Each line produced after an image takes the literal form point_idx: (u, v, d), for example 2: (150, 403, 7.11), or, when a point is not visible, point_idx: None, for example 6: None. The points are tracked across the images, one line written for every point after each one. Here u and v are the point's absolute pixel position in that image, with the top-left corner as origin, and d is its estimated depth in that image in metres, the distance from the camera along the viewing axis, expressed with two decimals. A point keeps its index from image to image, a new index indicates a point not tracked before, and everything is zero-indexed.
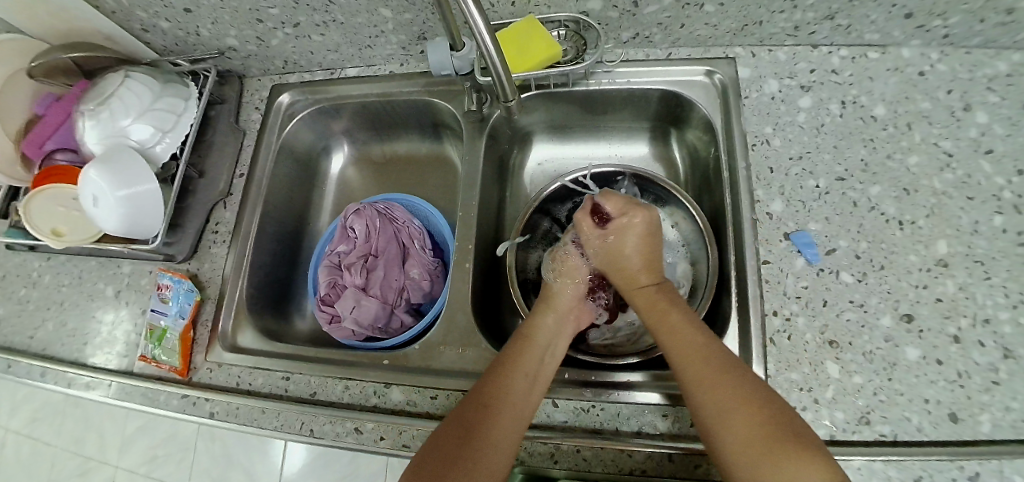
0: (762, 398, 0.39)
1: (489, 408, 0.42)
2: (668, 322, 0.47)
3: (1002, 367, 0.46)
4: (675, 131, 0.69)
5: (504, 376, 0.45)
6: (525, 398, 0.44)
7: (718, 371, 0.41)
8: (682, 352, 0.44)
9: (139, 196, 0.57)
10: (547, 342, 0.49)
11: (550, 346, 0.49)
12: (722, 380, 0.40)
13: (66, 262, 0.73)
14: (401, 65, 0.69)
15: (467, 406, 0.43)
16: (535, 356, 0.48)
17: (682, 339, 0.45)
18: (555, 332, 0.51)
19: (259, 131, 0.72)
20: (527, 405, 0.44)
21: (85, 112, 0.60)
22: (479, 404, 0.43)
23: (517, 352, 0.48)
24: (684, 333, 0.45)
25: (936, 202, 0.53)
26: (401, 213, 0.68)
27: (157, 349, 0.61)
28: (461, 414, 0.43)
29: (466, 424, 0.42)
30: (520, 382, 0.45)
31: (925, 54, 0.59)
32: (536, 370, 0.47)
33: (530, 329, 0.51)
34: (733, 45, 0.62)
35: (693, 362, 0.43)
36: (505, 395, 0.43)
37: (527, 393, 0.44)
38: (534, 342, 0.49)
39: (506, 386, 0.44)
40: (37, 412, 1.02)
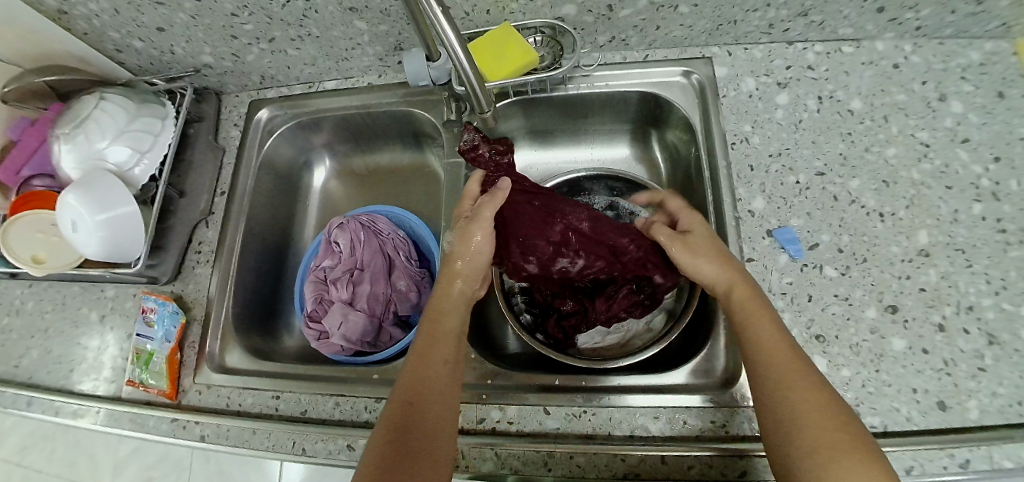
0: (832, 408, 0.37)
1: (413, 412, 0.41)
2: (754, 318, 0.43)
3: (987, 353, 0.46)
4: (657, 131, 0.69)
5: (417, 374, 0.44)
6: (446, 385, 0.44)
7: (796, 374, 0.39)
8: (767, 353, 0.41)
9: (118, 218, 0.56)
10: (456, 324, 0.48)
11: (459, 328, 0.48)
12: (801, 377, 0.39)
13: (49, 288, 0.71)
14: (380, 76, 0.69)
15: (393, 413, 0.41)
16: (447, 341, 0.47)
17: (766, 340, 0.41)
18: (459, 302, 0.50)
19: (239, 148, 0.71)
20: (450, 390, 0.44)
21: (60, 136, 0.59)
22: (403, 409, 0.41)
23: (429, 342, 0.46)
24: (768, 333, 0.42)
25: (916, 192, 0.53)
26: (385, 225, 0.67)
27: (144, 373, 0.60)
28: (388, 423, 0.41)
29: (398, 432, 0.40)
30: (436, 370, 0.44)
31: (899, 46, 0.60)
32: (452, 356, 0.46)
33: (434, 314, 0.49)
34: (709, 45, 0.63)
35: (767, 355, 0.41)
36: (426, 390, 0.43)
37: (445, 381, 0.44)
38: (441, 326, 0.47)
39: (424, 381, 0.43)
40: (27, 440, 1.00)
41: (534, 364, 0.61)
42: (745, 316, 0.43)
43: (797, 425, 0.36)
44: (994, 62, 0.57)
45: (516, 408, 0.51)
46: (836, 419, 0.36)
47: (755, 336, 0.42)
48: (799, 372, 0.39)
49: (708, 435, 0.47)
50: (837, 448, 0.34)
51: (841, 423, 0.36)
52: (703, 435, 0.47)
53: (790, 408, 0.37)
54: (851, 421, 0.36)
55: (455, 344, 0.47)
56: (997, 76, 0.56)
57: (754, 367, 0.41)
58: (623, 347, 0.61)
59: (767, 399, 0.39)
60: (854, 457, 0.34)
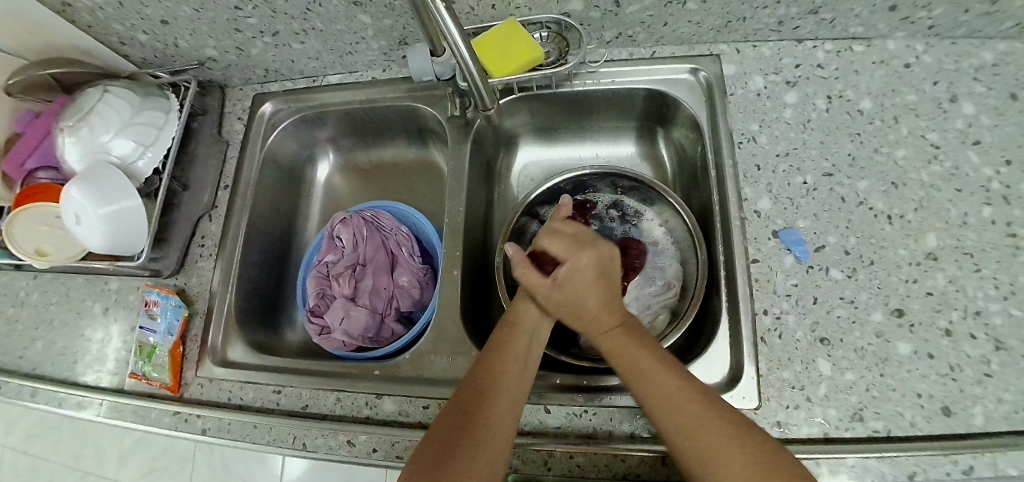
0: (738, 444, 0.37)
1: (481, 403, 0.42)
2: (638, 371, 0.43)
3: (993, 359, 0.46)
4: (663, 129, 0.68)
5: (491, 367, 0.44)
6: (516, 385, 0.43)
7: (695, 419, 0.39)
8: (663, 403, 0.41)
9: (122, 212, 0.56)
10: (534, 329, 0.48)
11: (537, 334, 0.48)
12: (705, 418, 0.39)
13: (54, 280, 0.72)
14: (384, 71, 0.68)
15: (460, 400, 0.43)
16: (523, 342, 0.47)
17: (656, 390, 0.41)
18: (540, 315, 0.49)
19: (242, 142, 0.71)
20: (518, 391, 0.43)
21: (64, 128, 0.59)
22: (469, 399, 0.42)
23: (507, 340, 0.46)
24: (660, 379, 0.42)
25: (925, 195, 0.52)
26: (388, 220, 0.67)
27: (147, 366, 0.60)
28: (454, 409, 0.42)
29: (459, 421, 0.41)
30: (508, 368, 0.44)
31: (910, 46, 0.59)
32: (523, 358, 0.45)
33: (514, 315, 0.49)
34: (718, 42, 0.62)
35: (667, 410, 0.40)
36: (495, 385, 0.43)
37: (516, 380, 0.44)
38: (520, 327, 0.48)
39: (495, 376, 0.43)
40: (34, 429, 1.01)
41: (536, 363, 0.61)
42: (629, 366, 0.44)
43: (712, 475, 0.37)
44: (1008, 62, 0.56)
45: None
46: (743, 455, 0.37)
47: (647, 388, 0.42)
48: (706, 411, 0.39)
49: None
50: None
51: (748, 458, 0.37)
52: None
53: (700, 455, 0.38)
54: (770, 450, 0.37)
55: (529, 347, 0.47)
56: (1011, 77, 0.55)
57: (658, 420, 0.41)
58: None
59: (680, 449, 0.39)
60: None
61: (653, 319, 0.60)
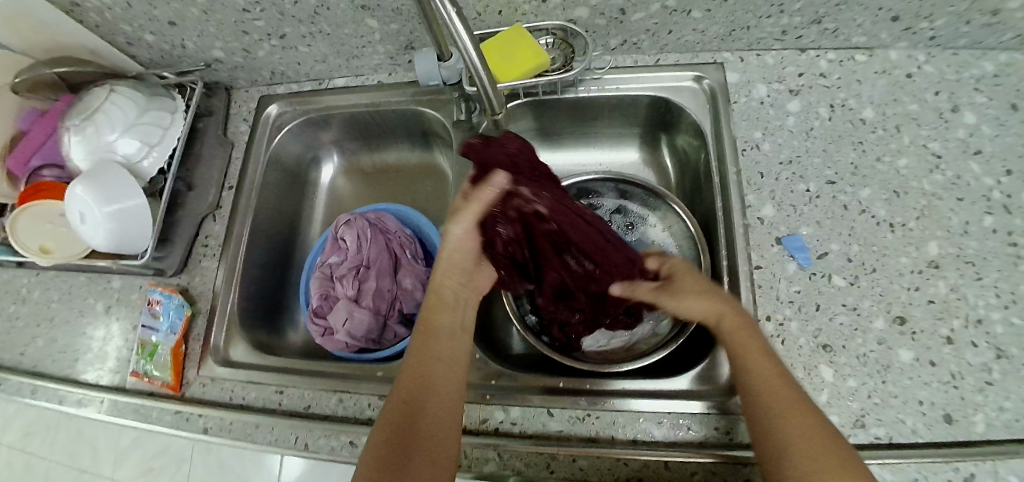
0: (818, 425, 0.38)
1: (415, 407, 0.43)
2: (742, 342, 0.43)
3: (994, 367, 0.46)
4: (667, 135, 0.69)
5: (417, 365, 0.46)
6: (446, 381, 0.45)
7: (784, 394, 0.40)
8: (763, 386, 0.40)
9: (127, 211, 0.57)
10: (447, 326, 0.49)
11: (451, 330, 0.49)
12: (791, 401, 0.39)
13: (56, 278, 0.72)
14: (390, 74, 0.69)
15: (394, 413, 0.42)
16: (444, 340, 0.48)
17: (754, 369, 0.42)
18: (456, 303, 0.51)
19: (247, 144, 0.71)
20: (450, 389, 0.45)
21: (71, 128, 0.59)
22: (404, 409, 0.42)
23: (426, 343, 0.47)
24: (757, 357, 0.42)
25: (926, 203, 0.53)
26: (392, 223, 0.67)
27: (148, 364, 0.61)
28: (390, 421, 0.42)
29: (401, 426, 0.41)
30: (437, 370, 0.45)
31: (912, 56, 0.59)
32: (449, 359, 0.47)
33: (428, 315, 0.50)
34: (722, 50, 0.62)
35: (764, 383, 0.40)
36: (431, 385, 0.44)
37: (445, 379, 0.45)
38: (436, 327, 0.48)
39: (426, 380, 0.44)
40: (31, 427, 1.01)
41: (538, 367, 0.61)
42: (739, 341, 0.43)
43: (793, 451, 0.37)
44: (1009, 74, 0.57)
45: (519, 410, 0.51)
46: (819, 432, 0.37)
47: (749, 362, 0.42)
48: (792, 395, 0.39)
49: (711, 442, 0.46)
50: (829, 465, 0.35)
51: (823, 436, 0.37)
52: (707, 441, 0.47)
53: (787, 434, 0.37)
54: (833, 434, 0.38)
55: (452, 342, 0.48)
56: (1011, 88, 0.56)
57: (751, 392, 0.41)
58: (628, 351, 0.60)
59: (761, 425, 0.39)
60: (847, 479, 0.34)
61: (656, 325, 0.61)
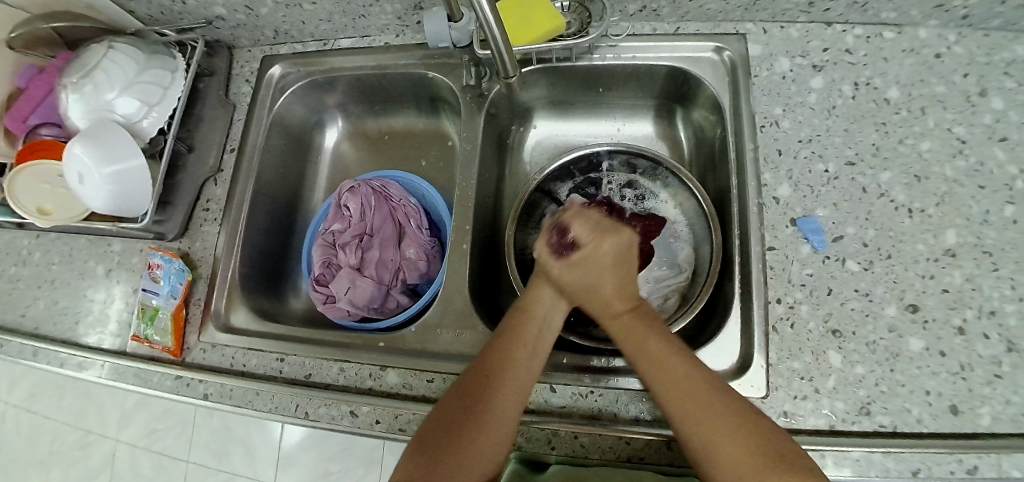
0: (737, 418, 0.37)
1: (486, 391, 0.40)
2: (641, 344, 0.42)
3: (1005, 360, 0.45)
4: (682, 109, 0.66)
5: (504, 346, 0.43)
6: (524, 375, 0.42)
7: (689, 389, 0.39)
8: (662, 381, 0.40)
9: (126, 173, 0.55)
10: (547, 316, 0.46)
11: (549, 320, 0.46)
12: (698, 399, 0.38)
13: (56, 240, 0.71)
14: (397, 36, 0.66)
15: (462, 389, 0.41)
16: (536, 330, 0.45)
17: (648, 358, 0.41)
18: (556, 302, 0.47)
19: (250, 105, 0.69)
20: (525, 384, 0.42)
21: (68, 85, 0.57)
22: (474, 387, 0.41)
23: (519, 327, 0.44)
24: (665, 355, 0.41)
25: (947, 189, 0.51)
26: (397, 191, 0.66)
27: (149, 329, 0.59)
28: (459, 394, 0.41)
29: (466, 404, 0.40)
30: (519, 357, 0.43)
31: (942, 35, 0.57)
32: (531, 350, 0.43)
33: (528, 300, 0.47)
34: (744, 21, 0.60)
35: (672, 382, 0.39)
36: (506, 375, 0.41)
37: (524, 373, 0.42)
38: (532, 313, 0.45)
39: (503, 366, 0.42)
40: (37, 387, 1.03)
41: None
42: (629, 334, 0.43)
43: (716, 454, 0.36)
44: None
45: None
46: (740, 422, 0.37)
47: (651, 358, 0.41)
48: (702, 392, 0.38)
49: None
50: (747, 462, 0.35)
51: (745, 424, 0.36)
52: None
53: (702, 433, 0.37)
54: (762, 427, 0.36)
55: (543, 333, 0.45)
56: None
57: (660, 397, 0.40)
58: None
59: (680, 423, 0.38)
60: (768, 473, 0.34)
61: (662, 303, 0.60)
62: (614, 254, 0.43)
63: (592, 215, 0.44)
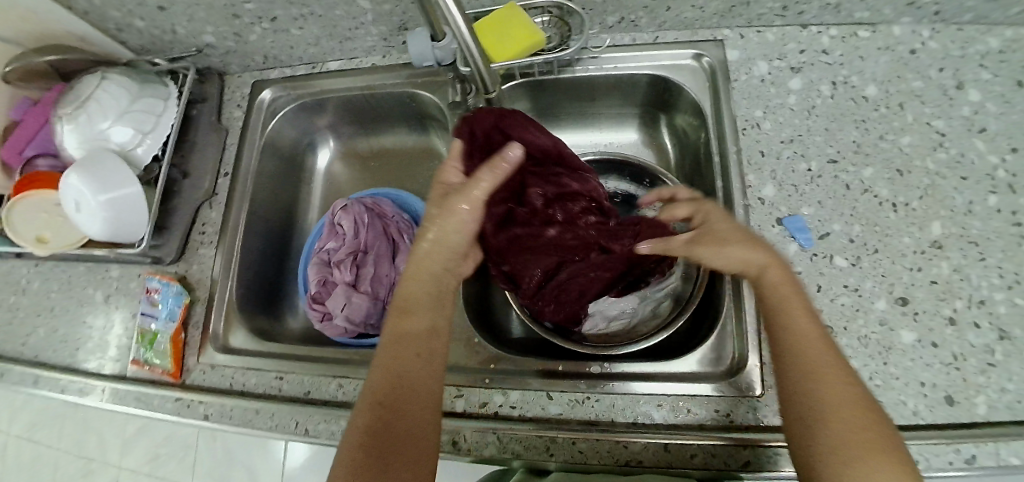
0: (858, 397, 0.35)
1: (386, 410, 0.39)
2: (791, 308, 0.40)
3: (997, 348, 0.45)
4: (666, 115, 0.68)
5: (394, 358, 0.42)
6: (422, 377, 0.41)
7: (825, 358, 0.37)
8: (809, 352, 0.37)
9: (122, 199, 0.56)
10: (426, 310, 0.44)
11: (429, 312, 0.45)
12: (827, 362, 0.37)
13: (55, 268, 0.72)
14: (384, 57, 0.68)
15: (361, 433, 0.38)
16: (421, 329, 0.43)
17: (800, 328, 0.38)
18: (434, 283, 0.46)
19: (242, 129, 0.70)
20: (427, 383, 0.41)
21: (64, 116, 0.58)
22: (370, 435, 0.38)
23: (399, 336, 0.43)
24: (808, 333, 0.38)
25: (930, 182, 0.52)
26: (389, 208, 0.67)
27: (148, 352, 0.61)
28: (365, 426, 0.39)
29: (372, 433, 0.38)
30: (411, 366, 0.41)
31: (916, 32, 0.58)
32: (424, 366, 0.42)
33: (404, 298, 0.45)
34: (722, 27, 0.61)
35: (806, 351, 0.37)
36: (404, 383, 0.40)
37: (421, 374, 0.41)
38: (411, 315, 0.44)
39: (398, 388, 0.40)
40: (37, 417, 1.03)
41: (538, 350, 0.61)
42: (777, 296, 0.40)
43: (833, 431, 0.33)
44: (1014, 49, 0.55)
45: (519, 393, 0.51)
46: (863, 408, 0.34)
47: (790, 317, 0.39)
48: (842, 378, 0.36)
49: (711, 424, 0.46)
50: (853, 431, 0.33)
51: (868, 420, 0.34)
52: (706, 424, 0.46)
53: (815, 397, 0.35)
54: (870, 406, 0.35)
55: (432, 331, 0.44)
56: (1017, 64, 0.55)
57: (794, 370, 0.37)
58: (629, 333, 0.60)
59: (792, 385, 0.37)
60: (867, 450, 0.32)
61: (656, 307, 0.59)
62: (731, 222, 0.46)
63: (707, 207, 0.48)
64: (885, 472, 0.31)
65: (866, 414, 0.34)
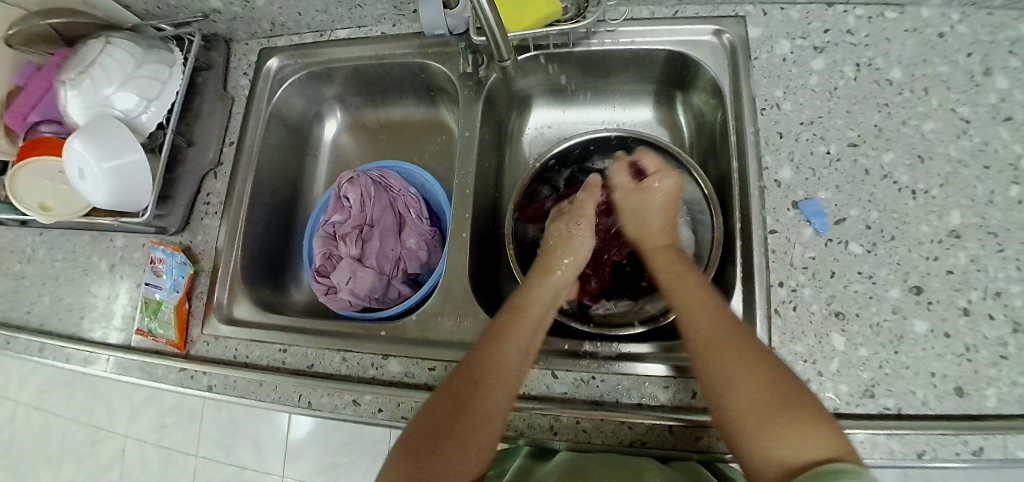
0: (759, 358, 0.38)
1: (475, 385, 0.41)
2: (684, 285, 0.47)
3: (1011, 341, 0.44)
4: (682, 94, 0.66)
5: (497, 343, 0.44)
6: (513, 372, 0.43)
7: (715, 338, 0.41)
8: (695, 319, 0.43)
9: (125, 166, 0.55)
10: (538, 315, 0.48)
11: (540, 319, 0.48)
12: (735, 341, 0.40)
13: (59, 237, 0.71)
14: (394, 26, 0.66)
15: (441, 401, 0.41)
16: (528, 328, 0.46)
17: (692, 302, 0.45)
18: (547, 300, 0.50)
19: (248, 98, 0.69)
20: (516, 379, 0.43)
21: (65, 80, 0.57)
22: (444, 415, 0.40)
23: (509, 326, 0.46)
24: (699, 302, 0.44)
25: (951, 170, 0.50)
26: (397, 181, 0.66)
27: (152, 322, 0.59)
28: (448, 394, 0.41)
29: (456, 402, 0.40)
30: (508, 357, 0.43)
31: (945, 14, 0.56)
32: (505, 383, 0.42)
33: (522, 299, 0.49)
34: (744, 3, 0.59)
35: (697, 317, 0.43)
36: (496, 372, 0.42)
37: (514, 369, 0.43)
38: (526, 314, 0.47)
39: (492, 371, 0.42)
40: (45, 386, 1.04)
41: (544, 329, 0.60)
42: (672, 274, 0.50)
43: (730, 390, 0.38)
44: None
45: None
46: (767, 374, 0.37)
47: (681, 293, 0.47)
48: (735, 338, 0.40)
49: None
50: (755, 411, 0.36)
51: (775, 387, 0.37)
52: None
53: (721, 379, 0.38)
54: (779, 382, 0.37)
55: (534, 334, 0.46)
56: None
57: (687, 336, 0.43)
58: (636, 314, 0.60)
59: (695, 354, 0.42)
60: (772, 427, 0.35)
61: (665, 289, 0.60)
62: (665, 202, 0.56)
63: (672, 179, 0.57)
64: (805, 437, 0.33)
65: (775, 384, 0.37)
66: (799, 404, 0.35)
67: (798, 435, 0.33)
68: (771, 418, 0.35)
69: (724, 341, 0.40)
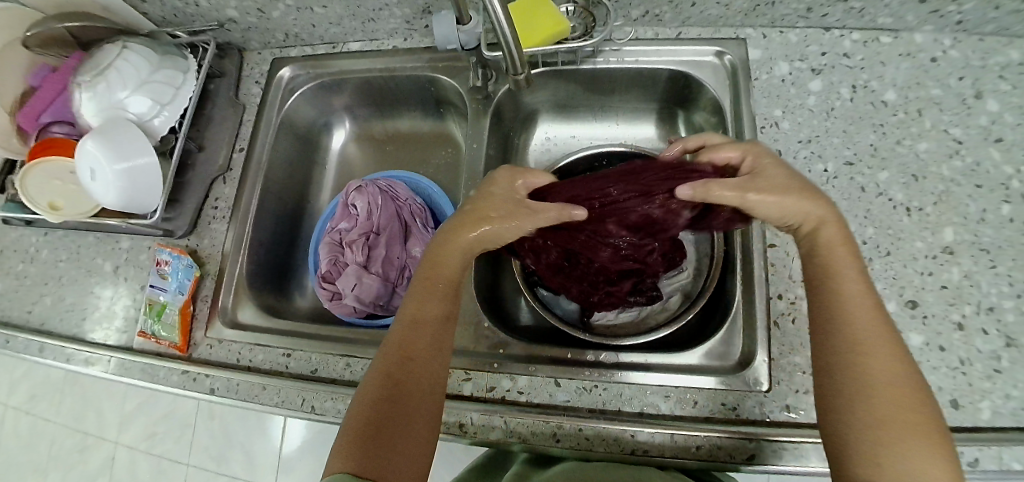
0: (906, 379, 0.36)
1: (408, 361, 0.42)
2: (834, 276, 0.41)
3: (1004, 355, 0.46)
4: (683, 112, 0.68)
5: (417, 314, 0.44)
6: (439, 335, 0.44)
7: (879, 335, 0.37)
8: (847, 317, 0.38)
9: (136, 169, 0.56)
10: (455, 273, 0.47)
11: (455, 276, 0.47)
12: (889, 358, 0.36)
13: (64, 238, 0.72)
14: (405, 40, 0.68)
15: (378, 383, 0.41)
16: (445, 291, 0.46)
17: (845, 294, 0.39)
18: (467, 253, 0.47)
19: (259, 106, 0.70)
20: (443, 341, 0.44)
21: (81, 83, 0.58)
22: (382, 397, 0.40)
23: (426, 294, 0.46)
24: (858, 303, 0.39)
25: (944, 189, 0.52)
26: (403, 191, 0.67)
27: (156, 324, 0.60)
28: (383, 376, 0.41)
29: (393, 382, 0.41)
30: (432, 323, 0.44)
31: (938, 40, 0.58)
32: (435, 344, 0.44)
33: (436, 259, 0.47)
34: (744, 26, 0.61)
35: (850, 316, 0.38)
36: (423, 342, 0.43)
37: (439, 333, 0.44)
38: (439, 279, 0.46)
39: (420, 342, 0.43)
40: (37, 389, 1.04)
41: (546, 339, 0.61)
42: (824, 266, 0.41)
43: (862, 400, 0.35)
44: None
45: (527, 379, 0.51)
46: (913, 398, 0.35)
47: (832, 279, 0.41)
48: (889, 354, 0.36)
49: (718, 417, 0.46)
50: (907, 422, 0.34)
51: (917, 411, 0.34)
52: (713, 417, 0.47)
53: (866, 396, 0.35)
54: (926, 397, 0.36)
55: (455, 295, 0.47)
56: None
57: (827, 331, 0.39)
58: (637, 325, 0.61)
59: (833, 352, 0.38)
60: (915, 443, 0.33)
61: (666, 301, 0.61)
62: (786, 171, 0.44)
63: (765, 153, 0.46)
64: (932, 469, 0.32)
65: (917, 408, 0.34)
66: (927, 435, 0.33)
67: (928, 465, 0.32)
68: (902, 442, 0.33)
69: (880, 351, 0.37)
